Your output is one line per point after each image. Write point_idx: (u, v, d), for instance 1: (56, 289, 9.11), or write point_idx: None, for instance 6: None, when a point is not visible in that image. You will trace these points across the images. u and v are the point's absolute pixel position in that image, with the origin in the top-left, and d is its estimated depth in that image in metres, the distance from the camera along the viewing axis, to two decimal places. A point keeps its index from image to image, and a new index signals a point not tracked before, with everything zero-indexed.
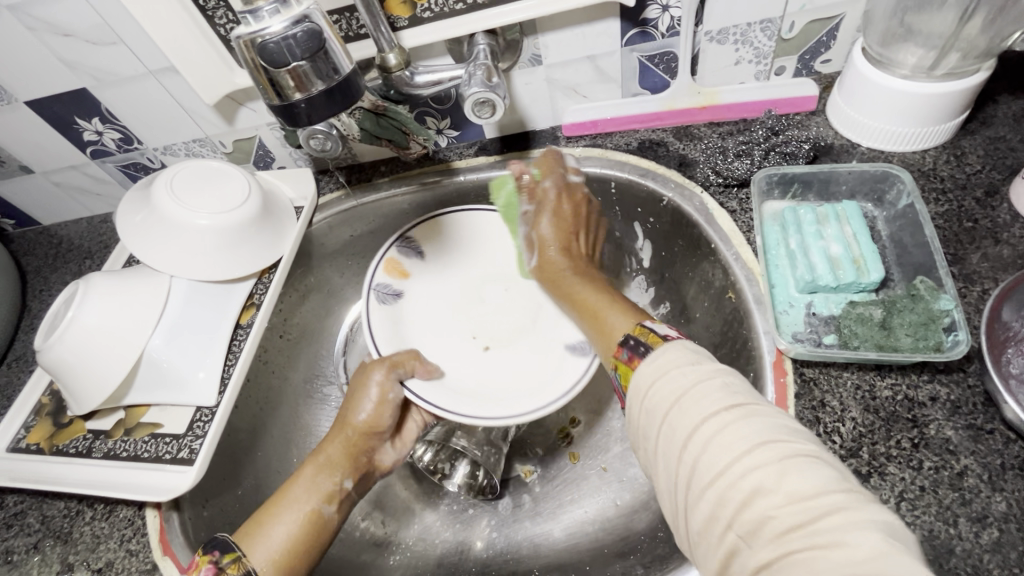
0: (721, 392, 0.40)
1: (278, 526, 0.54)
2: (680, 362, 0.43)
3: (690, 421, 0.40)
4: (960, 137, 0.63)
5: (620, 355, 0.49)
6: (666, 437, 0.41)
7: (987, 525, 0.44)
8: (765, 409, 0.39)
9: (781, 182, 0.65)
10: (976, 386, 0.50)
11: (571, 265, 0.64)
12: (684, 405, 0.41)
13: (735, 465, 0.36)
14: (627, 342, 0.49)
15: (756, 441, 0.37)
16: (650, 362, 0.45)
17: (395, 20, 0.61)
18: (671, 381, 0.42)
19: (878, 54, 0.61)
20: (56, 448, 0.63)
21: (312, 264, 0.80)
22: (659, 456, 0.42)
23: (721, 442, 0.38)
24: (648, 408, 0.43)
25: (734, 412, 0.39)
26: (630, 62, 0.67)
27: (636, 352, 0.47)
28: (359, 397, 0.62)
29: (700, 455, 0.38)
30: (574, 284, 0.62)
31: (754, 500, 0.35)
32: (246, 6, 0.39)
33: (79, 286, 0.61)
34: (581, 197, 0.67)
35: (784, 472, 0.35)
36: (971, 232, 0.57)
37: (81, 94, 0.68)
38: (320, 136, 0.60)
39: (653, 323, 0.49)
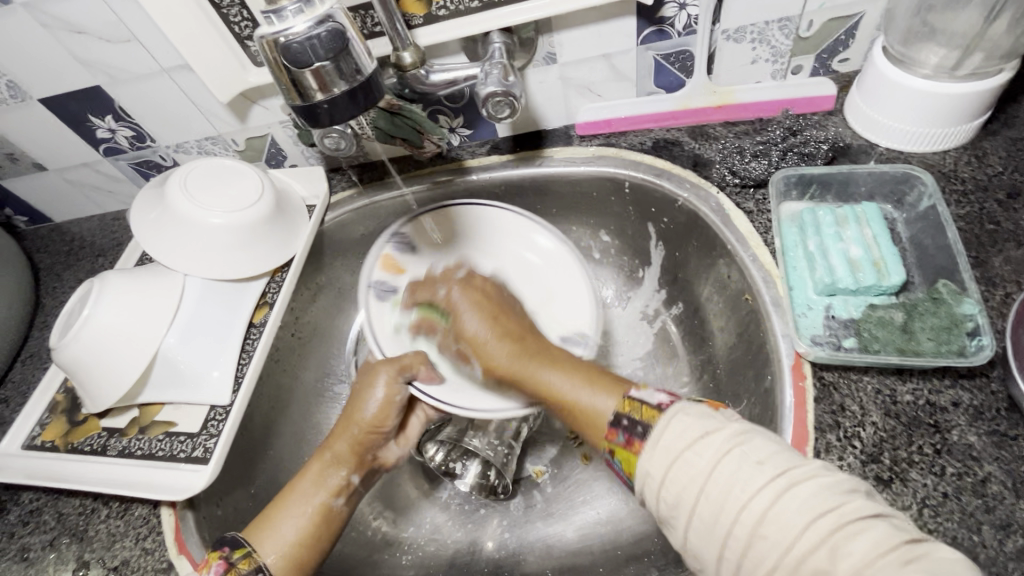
0: (750, 467, 0.38)
1: (287, 523, 0.55)
2: (685, 437, 0.41)
3: (728, 510, 0.38)
4: (982, 138, 0.63)
5: (614, 439, 0.46)
6: (701, 522, 0.39)
7: (1011, 533, 0.44)
8: (800, 472, 0.38)
9: (799, 183, 0.64)
10: (999, 391, 0.49)
11: (508, 352, 0.56)
12: (716, 489, 0.39)
13: (788, 548, 0.35)
14: (620, 424, 0.46)
15: (802, 521, 0.36)
16: (655, 445, 0.42)
17: (410, 18, 0.61)
18: (692, 458, 0.40)
19: (900, 53, 0.59)
20: (71, 445, 0.63)
21: (323, 262, 0.80)
22: (697, 542, 0.40)
23: (770, 525, 0.36)
24: (671, 498, 0.41)
25: (772, 489, 0.37)
26: (646, 60, 0.66)
27: (634, 434, 0.45)
28: (365, 400, 0.61)
29: (748, 544, 0.37)
30: (541, 378, 0.53)
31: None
32: (269, 5, 0.38)
33: (94, 285, 0.61)
34: (478, 282, 0.62)
35: (838, 546, 0.34)
36: (993, 235, 0.56)
37: (95, 92, 0.68)
38: (334, 136, 0.59)
39: (642, 393, 0.47)
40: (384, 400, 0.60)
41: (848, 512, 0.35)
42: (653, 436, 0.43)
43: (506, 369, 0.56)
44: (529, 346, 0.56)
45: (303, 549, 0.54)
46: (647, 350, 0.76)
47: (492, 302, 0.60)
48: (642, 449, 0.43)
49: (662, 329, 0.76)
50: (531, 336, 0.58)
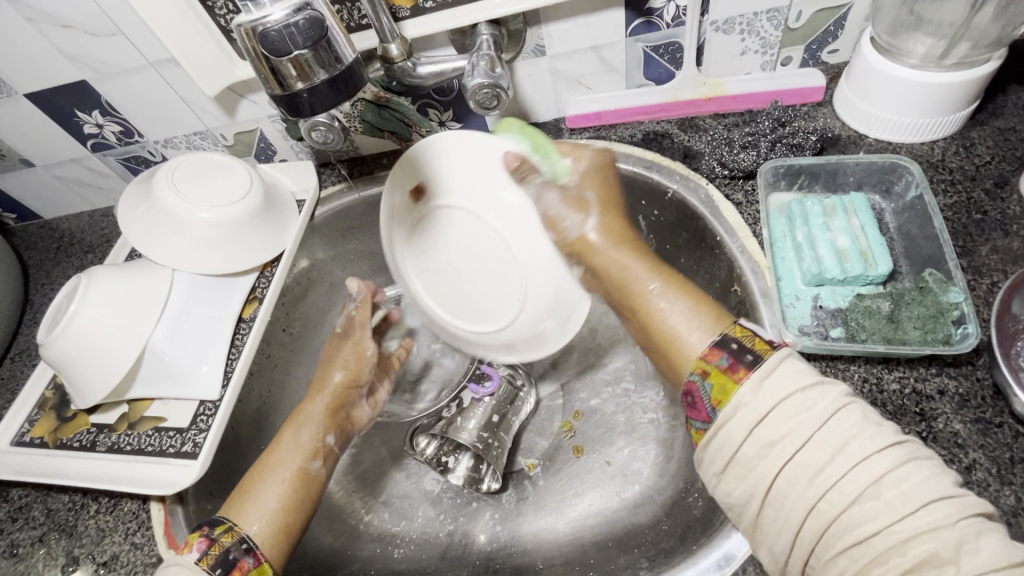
0: (871, 428, 0.39)
1: (268, 491, 0.55)
2: (798, 379, 0.41)
3: (837, 463, 0.38)
4: (970, 128, 0.63)
5: (715, 361, 0.45)
6: (800, 470, 0.39)
7: (995, 519, 0.44)
8: (920, 453, 0.38)
9: (788, 174, 0.64)
10: (984, 379, 0.49)
11: (614, 245, 0.58)
12: (828, 441, 0.38)
13: (896, 525, 0.35)
14: (727, 348, 0.45)
15: (919, 500, 0.36)
16: (764, 378, 0.42)
17: (397, 10, 0.60)
18: (803, 399, 0.40)
19: (887, 44, 0.59)
20: (60, 441, 0.63)
21: (314, 258, 0.80)
22: (780, 494, 0.39)
23: (875, 499, 0.36)
24: (767, 437, 0.40)
25: (889, 457, 0.37)
26: (635, 52, 0.66)
27: (742, 361, 0.43)
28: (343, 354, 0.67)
29: (847, 508, 0.37)
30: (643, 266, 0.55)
31: (921, 569, 0.35)
32: None
33: (81, 280, 0.61)
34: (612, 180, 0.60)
35: (962, 542, 0.34)
36: (980, 224, 0.57)
37: (81, 86, 0.67)
38: (322, 128, 0.59)
39: (753, 326, 0.46)
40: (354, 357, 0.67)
41: (968, 505, 0.36)
42: (765, 366, 0.42)
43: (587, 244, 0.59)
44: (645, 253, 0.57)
45: (289, 515, 0.55)
46: None
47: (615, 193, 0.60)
48: (749, 376, 0.42)
49: None
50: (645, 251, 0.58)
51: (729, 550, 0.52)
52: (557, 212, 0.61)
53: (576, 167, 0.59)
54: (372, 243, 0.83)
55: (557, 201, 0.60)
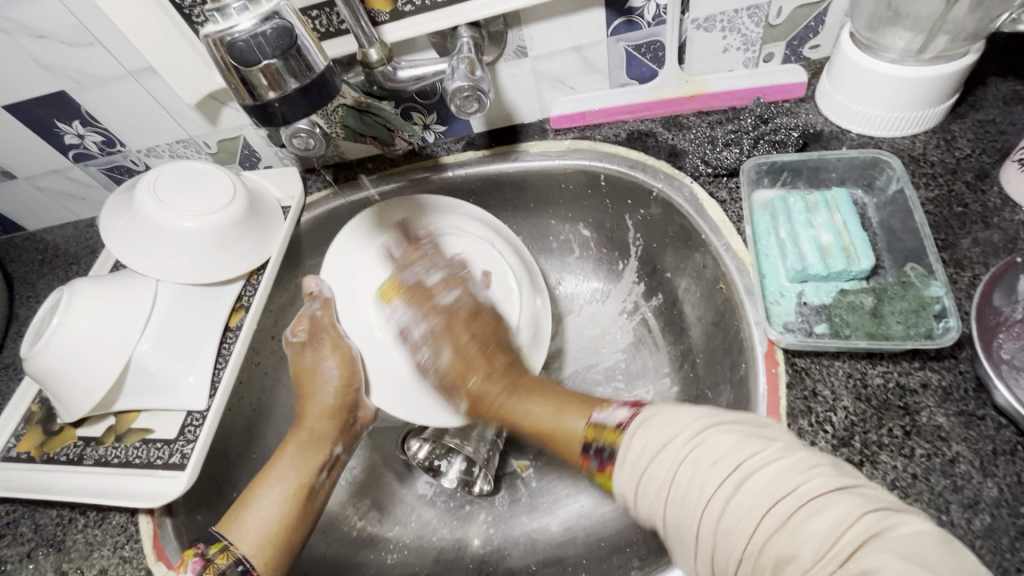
0: (707, 465, 0.40)
1: (266, 510, 0.55)
2: (648, 451, 0.43)
3: (694, 506, 0.39)
4: (951, 121, 0.63)
5: (587, 465, 0.48)
6: (676, 519, 0.41)
7: (979, 511, 0.44)
8: (760, 455, 0.39)
9: (770, 171, 0.64)
10: (967, 371, 0.50)
11: (504, 387, 0.58)
12: (682, 487, 0.40)
13: (752, 536, 0.37)
14: (590, 450, 0.47)
15: (758, 515, 0.37)
16: (623, 463, 0.44)
17: (376, 14, 0.60)
18: (654, 471, 0.42)
19: (867, 39, 0.60)
20: (47, 456, 0.62)
21: (302, 265, 0.79)
22: (675, 545, 0.41)
23: (731, 520, 0.38)
24: (645, 511, 0.43)
25: (727, 486, 0.39)
26: (617, 51, 0.66)
27: (604, 458, 0.46)
28: (308, 352, 0.65)
29: (716, 547, 0.38)
30: (517, 403, 0.56)
31: (780, 572, 0.35)
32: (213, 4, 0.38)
33: (64, 293, 0.61)
34: (468, 314, 0.63)
35: (798, 527, 0.36)
36: (962, 217, 0.57)
37: (60, 97, 0.67)
38: (303, 134, 0.58)
39: (603, 415, 0.48)
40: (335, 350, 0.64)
41: (807, 491, 0.37)
42: (620, 454, 0.45)
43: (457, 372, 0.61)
44: (505, 366, 0.60)
45: (280, 523, 0.55)
46: (627, 342, 0.76)
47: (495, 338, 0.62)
48: (613, 470, 0.45)
49: (642, 323, 0.75)
50: (521, 374, 0.60)
51: None
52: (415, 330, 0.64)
53: (431, 326, 0.63)
54: None
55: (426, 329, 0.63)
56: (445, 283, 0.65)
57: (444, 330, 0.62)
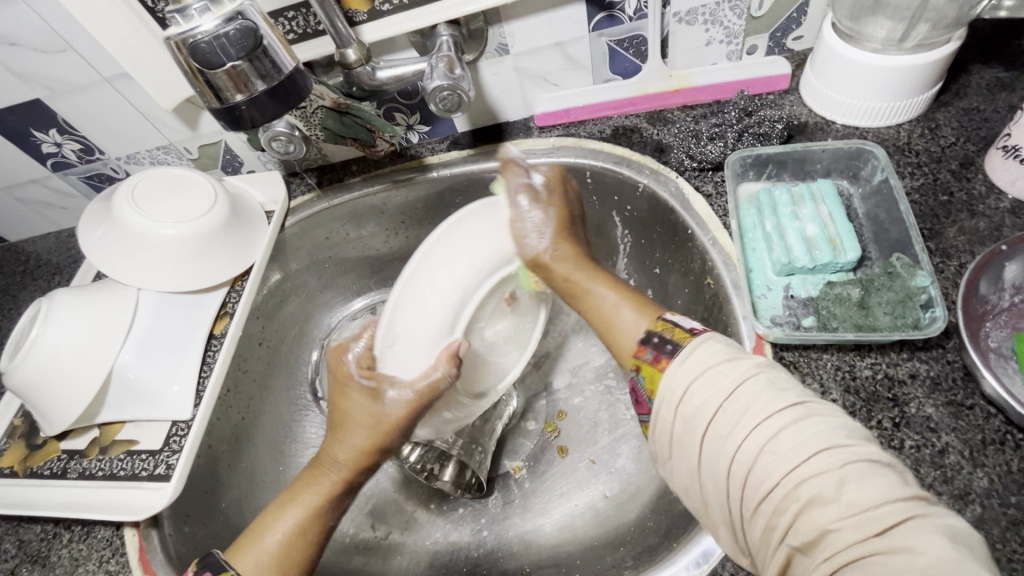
0: (771, 391, 0.39)
1: (277, 528, 0.51)
2: (712, 358, 0.41)
3: (743, 425, 0.38)
4: (934, 109, 0.63)
5: (642, 355, 0.46)
6: (715, 436, 0.39)
7: (969, 502, 0.44)
8: (818, 407, 0.38)
9: (755, 164, 0.64)
10: (955, 361, 0.49)
11: (570, 257, 0.56)
12: (734, 406, 0.39)
13: (789, 475, 0.35)
14: (650, 341, 0.46)
15: (809, 455, 0.35)
16: (682, 361, 0.42)
17: (354, 14, 0.59)
18: (711, 379, 0.40)
19: (849, 28, 0.59)
20: (30, 470, 0.61)
21: (289, 270, 0.78)
22: (706, 460, 0.40)
23: (773, 454, 0.36)
24: (687, 414, 0.41)
25: (786, 415, 0.37)
26: (599, 47, 0.66)
27: (663, 351, 0.44)
28: (365, 401, 0.53)
29: (750, 471, 0.37)
30: (591, 282, 0.54)
31: (811, 509, 0.34)
32: (174, 6, 0.40)
33: (42, 304, 0.60)
34: (559, 178, 0.59)
35: (845, 480, 0.34)
36: (947, 206, 0.57)
37: (35, 105, 0.65)
38: (282, 138, 0.57)
39: (676, 317, 0.47)
40: (415, 404, 0.53)
41: (860, 452, 0.35)
42: (683, 352, 0.43)
43: (544, 259, 0.56)
44: (575, 240, 0.57)
45: (300, 546, 0.50)
46: None
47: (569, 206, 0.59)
48: (669, 364, 0.43)
49: None
50: (583, 249, 0.58)
51: (706, 548, 0.51)
52: (526, 224, 0.57)
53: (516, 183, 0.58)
54: (345, 252, 0.82)
55: (528, 213, 0.57)
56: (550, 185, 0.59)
57: (548, 210, 0.57)
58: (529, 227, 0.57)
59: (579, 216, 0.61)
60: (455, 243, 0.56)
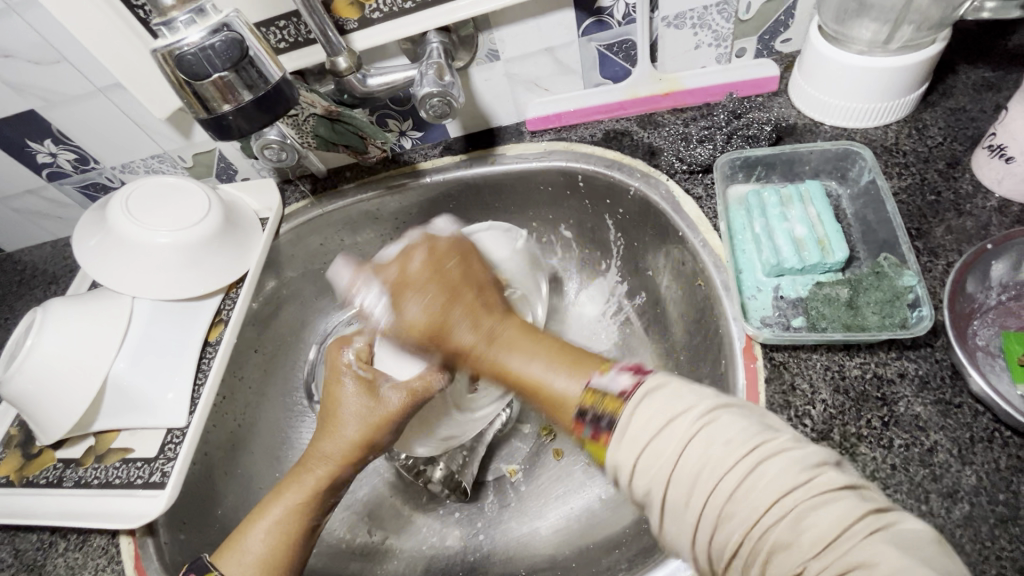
0: (720, 449, 0.37)
1: (256, 537, 0.51)
2: (654, 423, 0.39)
3: (699, 490, 0.37)
4: (921, 110, 0.63)
5: (580, 432, 0.42)
6: (674, 508, 0.38)
7: (958, 500, 0.44)
8: (778, 441, 0.38)
9: (744, 166, 0.64)
10: (943, 360, 0.50)
11: (479, 338, 0.50)
12: (687, 472, 0.37)
13: (752, 525, 0.35)
14: (585, 416, 0.42)
15: (770, 497, 0.35)
16: (623, 437, 0.40)
17: (344, 23, 0.59)
18: (658, 446, 0.38)
19: (834, 31, 0.59)
20: (27, 479, 0.61)
21: (284, 277, 0.79)
22: (669, 527, 0.39)
23: (735, 505, 0.36)
24: (642, 488, 0.39)
25: (744, 464, 0.36)
26: (589, 52, 0.66)
27: (601, 426, 0.41)
28: (359, 394, 0.54)
29: (717, 525, 0.36)
30: (522, 362, 0.48)
31: (774, 555, 0.34)
32: (160, 18, 0.40)
33: (36, 314, 0.60)
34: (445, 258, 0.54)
35: (801, 518, 0.34)
36: (935, 205, 0.57)
37: (30, 116, 0.66)
38: (274, 146, 0.58)
39: (603, 380, 0.43)
40: (409, 402, 0.54)
41: (816, 483, 0.35)
42: (621, 426, 0.40)
43: (429, 326, 0.52)
44: (475, 300, 0.52)
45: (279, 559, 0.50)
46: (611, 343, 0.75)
47: (458, 270, 0.53)
48: (611, 442, 0.41)
49: (626, 323, 0.75)
50: (495, 317, 0.52)
51: None
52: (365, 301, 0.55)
53: (383, 281, 0.55)
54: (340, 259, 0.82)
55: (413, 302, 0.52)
56: (397, 290, 0.53)
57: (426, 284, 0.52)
58: (395, 318, 0.53)
59: (495, 287, 0.55)
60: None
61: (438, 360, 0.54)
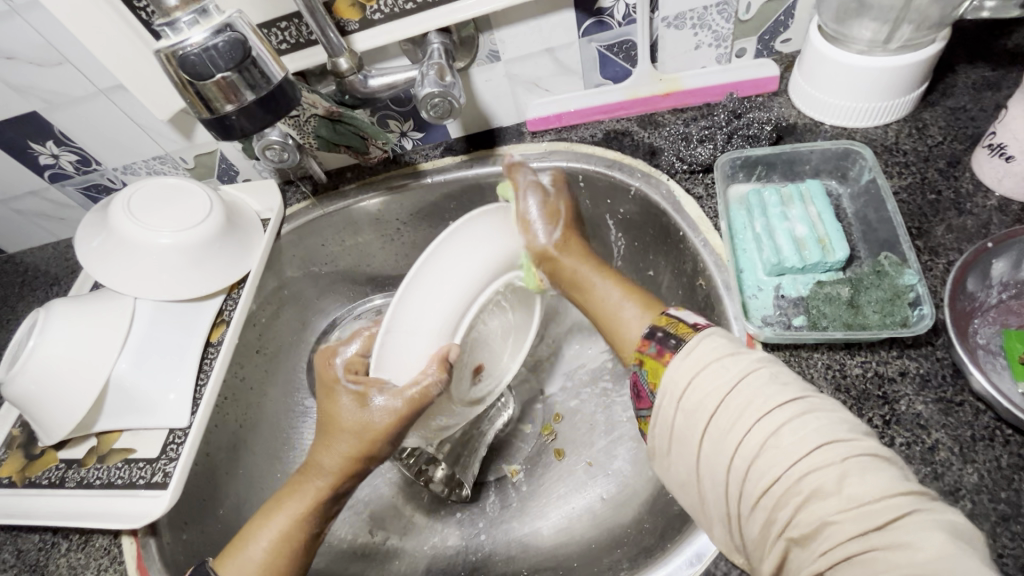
0: (776, 387, 0.40)
1: (260, 541, 0.51)
2: (716, 351, 0.43)
3: (745, 421, 0.39)
4: (921, 109, 0.63)
5: (646, 349, 0.47)
6: (716, 438, 0.40)
7: (959, 498, 0.44)
8: (820, 404, 0.39)
9: (745, 166, 0.64)
10: (944, 358, 0.50)
11: (577, 254, 0.61)
12: (737, 404, 0.40)
13: (791, 467, 0.36)
14: (654, 335, 0.47)
15: (813, 444, 0.37)
16: (685, 357, 0.43)
17: (346, 24, 0.60)
18: (717, 372, 0.41)
19: (834, 31, 0.59)
20: (29, 480, 0.61)
21: (285, 278, 0.79)
22: (707, 461, 0.41)
23: (776, 447, 0.37)
24: (689, 409, 0.42)
25: (790, 410, 0.38)
26: (589, 52, 0.66)
27: (667, 345, 0.45)
28: (353, 408, 0.53)
29: (754, 463, 0.38)
30: (605, 289, 0.57)
31: (810, 503, 0.35)
32: (163, 18, 0.40)
33: (39, 315, 0.60)
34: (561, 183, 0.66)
35: (846, 475, 0.35)
36: (935, 204, 0.57)
37: (33, 118, 0.66)
38: (276, 147, 0.58)
39: (678, 312, 0.48)
40: (404, 412, 0.53)
41: (862, 449, 0.36)
42: (686, 347, 0.44)
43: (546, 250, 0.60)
44: (574, 236, 0.62)
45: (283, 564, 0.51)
46: None
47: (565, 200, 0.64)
48: (673, 358, 0.44)
49: None
50: (588, 249, 0.63)
51: (701, 547, 0.51)
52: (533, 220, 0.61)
53: (516, 201, 0.63)
54: (341, 259, 0.82)
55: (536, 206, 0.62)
56: (550, 218, 0.62)
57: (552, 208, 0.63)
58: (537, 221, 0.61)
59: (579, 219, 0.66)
60: (443, 263, 0.55)
61: (540, 259, 0.61)
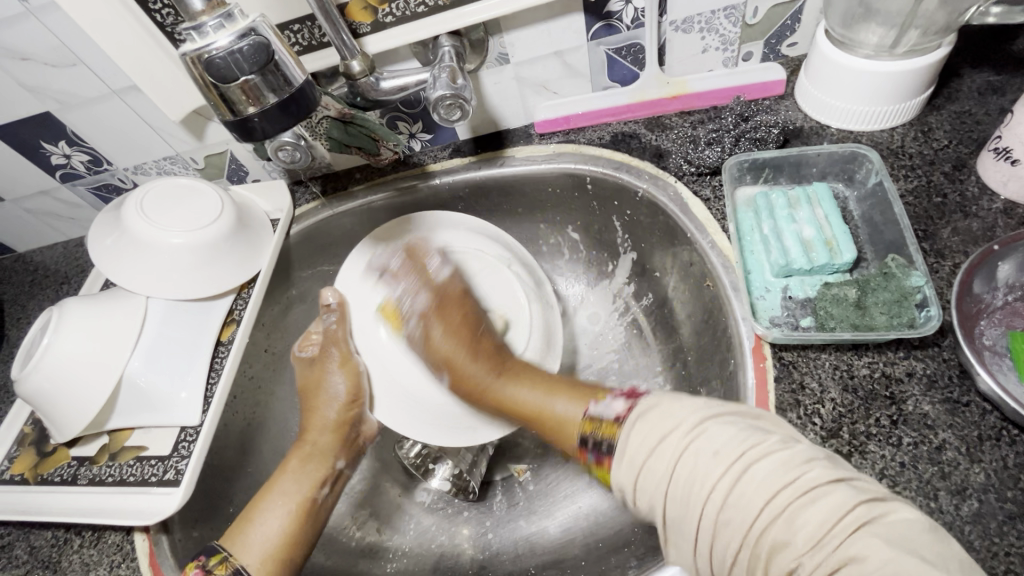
0: (706, 458, 0.41)
1: (268, 520, 0.55)
2: (645, 445, 0.45)
3: (694, 504, 0.40)
4: (927, 113, 0.64)
5: (586, 458, 0.49)
6: (678, 518, 0.42)
7: (966, 497, 0.45)
8: (757, 449, 0.40)
9: (752, 168, 0.65)
10: (951, 359, 0.50)
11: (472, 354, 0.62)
12: (682, 484, 0.41)
13: (750, 526, 0.38)
14: (588, 444, 0.49)
15: (757, 504, 0.38)
16: (622, 458, 0.46)
17: (358, 26, 0.60)
18: (653, 463, 0.43)
19: (841, 36, 0.60)
20: (41, 477, 0.62)
21: (294, 278, 0.79)
22: (675, 532, 0.42)
23: (729, 513, 0.39)
24: (646, 504, 0.44)
25: (731, 471, 0.40)
26: (598, 55, 0.67)
27: (601, 452, 0.48)
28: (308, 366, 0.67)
29: (716, 534, 0.39)
30: (512, 391, 0.58)
31: (777, 553, 0.37)
32: (190, 24, 0.41)
33: (53, 313, 0.60)
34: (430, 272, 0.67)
35: (796, 515, 0.37)
36: (940, 207, 0.58)
37: (46, 118, 0.67)
38: (288, 147, 0.58)
39: (597, 409, 0.50)
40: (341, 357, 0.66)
41: (803, 483, 0.38)
42: (618, 449, 0.47)
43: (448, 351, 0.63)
44: (462, 325, 0.64)
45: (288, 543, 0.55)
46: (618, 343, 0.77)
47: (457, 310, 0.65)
48: (611, 464, 0.47)
49: (634, 323, 0.76)
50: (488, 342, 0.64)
51: None
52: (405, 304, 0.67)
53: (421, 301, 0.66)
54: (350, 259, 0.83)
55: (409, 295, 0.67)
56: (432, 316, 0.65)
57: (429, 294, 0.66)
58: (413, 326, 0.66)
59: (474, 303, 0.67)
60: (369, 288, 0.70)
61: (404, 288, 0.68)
